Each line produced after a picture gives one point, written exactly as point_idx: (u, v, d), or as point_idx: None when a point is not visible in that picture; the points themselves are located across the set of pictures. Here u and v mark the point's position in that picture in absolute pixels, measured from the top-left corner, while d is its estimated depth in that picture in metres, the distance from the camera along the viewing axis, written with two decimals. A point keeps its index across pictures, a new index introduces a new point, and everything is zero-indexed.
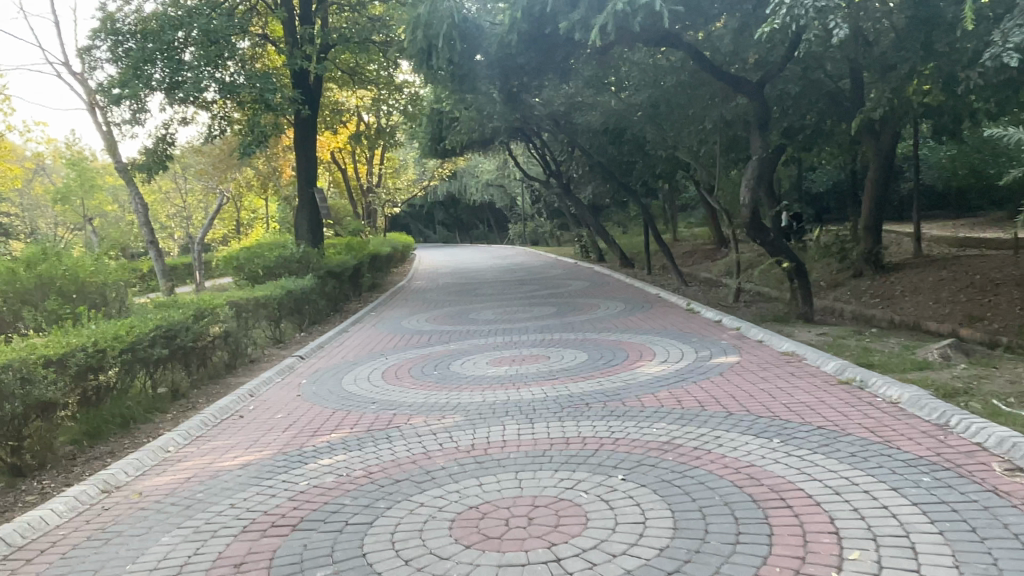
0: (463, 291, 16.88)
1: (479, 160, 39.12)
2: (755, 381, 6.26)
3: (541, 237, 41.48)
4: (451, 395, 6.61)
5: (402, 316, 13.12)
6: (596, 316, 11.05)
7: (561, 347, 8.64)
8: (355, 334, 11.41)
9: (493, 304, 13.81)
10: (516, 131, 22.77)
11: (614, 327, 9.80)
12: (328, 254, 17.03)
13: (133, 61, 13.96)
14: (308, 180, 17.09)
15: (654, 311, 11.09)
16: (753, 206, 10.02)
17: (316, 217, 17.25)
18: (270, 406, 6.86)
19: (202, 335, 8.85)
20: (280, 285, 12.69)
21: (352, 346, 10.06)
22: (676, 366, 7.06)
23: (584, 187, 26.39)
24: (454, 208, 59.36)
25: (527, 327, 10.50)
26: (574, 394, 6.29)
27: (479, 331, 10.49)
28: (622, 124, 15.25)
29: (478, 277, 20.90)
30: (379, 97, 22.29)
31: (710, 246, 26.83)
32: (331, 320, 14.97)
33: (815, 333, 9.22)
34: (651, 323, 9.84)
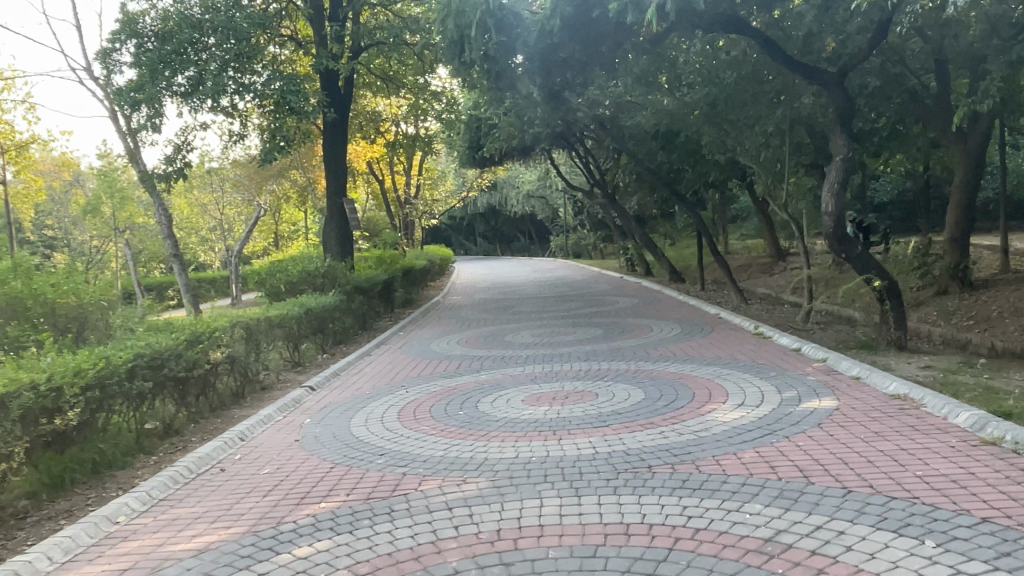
0: (502, 308, 15.60)
1: (520, 170, 37.97)
2: (868, 438, 4.83)
3: (584, 249, 40.02)
4: (477, 446, 5.33)
5: (431, 336, 11.92)
6: (650, 341, 9.64)
7: (611, 381, 7.28)
8: (379, 359, 10.22)
9: (532, 324, 12.47)
10: (558, 137, 21.57)
11: (673, 356, 8.41)
12: (358, 268, 15.97)
13: (150, 64, 13.21)
14: (337, 190, 16.05)
15: (717, 336, 9.66)
16: (838, 214, 8.54)
17: (346, 228, 16.22)
18: (259, 456, 5.69)
19: (199, 365, 7.72)
20: (300, 302, 11.63)
21: (372, 374, 8.86)
22: (757, 413, 5.67)
23: (631, 197, 25.00)
24: (494, 220, 58.25)
25: (570, 354, 9.13)
26: (633, 451, 4.95)
27: (515, 358, 9.18)
28: (675, 127, 13.95)
29: (518, 292, 19.64)
30: (416, 104, 21.34)
31: (766, 259, 25.13)
32: (358, 340, 13.86)
33: (918, 366, 7.71)
34: (716, 352, 8.41)
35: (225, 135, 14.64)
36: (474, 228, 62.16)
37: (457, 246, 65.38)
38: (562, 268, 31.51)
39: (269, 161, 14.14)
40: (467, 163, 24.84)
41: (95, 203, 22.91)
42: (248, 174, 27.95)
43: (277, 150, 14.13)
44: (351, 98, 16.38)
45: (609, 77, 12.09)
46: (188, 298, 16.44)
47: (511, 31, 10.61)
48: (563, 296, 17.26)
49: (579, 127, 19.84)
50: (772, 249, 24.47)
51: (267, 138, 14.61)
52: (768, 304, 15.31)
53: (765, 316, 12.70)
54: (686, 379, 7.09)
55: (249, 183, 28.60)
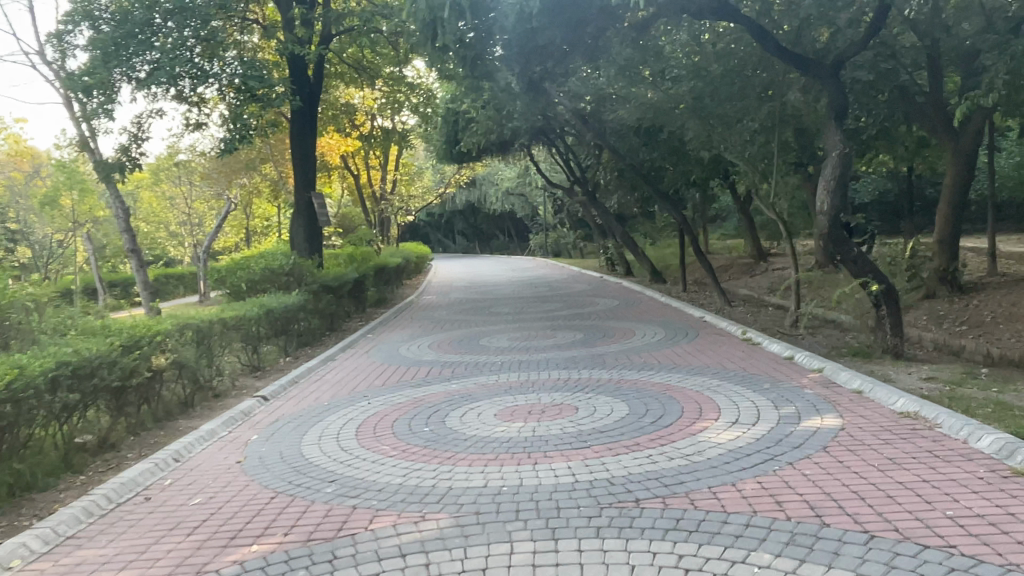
0: (478, 309, 14.96)
1: (499, 167, 37.33)
2: (884, 466, 4.27)
3: (564, 248, 39.41)
4: (440, 473, 4.69)
5: (401, 339, 11.24)
6: (632, 346, 9.04)
7: (592, 392, 6.66)
8: (344, 364, 9.50)
9: (508, 327, 11.82)
10: (538, 132, 20.95)
11: (658, 364, 7.82)
12: (327, 266, 15.23)
13: (101, 46, 12.36)
14: (305, 183, 15.28)
15: (704, 341, 9.09)
16: (834, 213, 8.00)
17: (315, 224, 15.45)
18: (194, 480, 5.00)
19: (138, 372, 6.97)
20: (260, 302, 10.90)
21: (334, 381, 8.17)
22: (754, 433, 5.09)
23: (612, 195, 24.45)
24: (474, 217, 57.41)
25: (548, 361, 8.50)
26: (618, 480, 4.33)
27: (487, 365, 8.52)
28: (659, 121, 13.39)
29: (495, 292, 19.00)
30: (390, 96, 20.58)
31: (748, 259, 24.73)
32: (324, 342, 13.12)
33: (920, 378, 7.17)
34: (704, 360, 7.82)
35: (184, 123, 13.82)
36: (453, 225, 61.31)
37: (436, 243, 64.55)
38: (540, 267, 30.92)
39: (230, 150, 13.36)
40: (444, 159, 24.12)
41: (51, 195, 21.94)
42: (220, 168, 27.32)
43: (237, 140, 13.36)
44: (319, 88, 15.62)
45: (591, 66, 11.48)
46: (146, 296, 15.63)
47: (487, 15, 9.99)
48: (541, 296, 16.65)
49: (559, 120, 19.22)
50: (754, 250, 24.03)
51: (229, 128, 13.81)
52: (753, 306, 14.82)
53: (751, 319, 12.18)
54: (674, 391, 6.49)
55: (218, 176, 27.85)
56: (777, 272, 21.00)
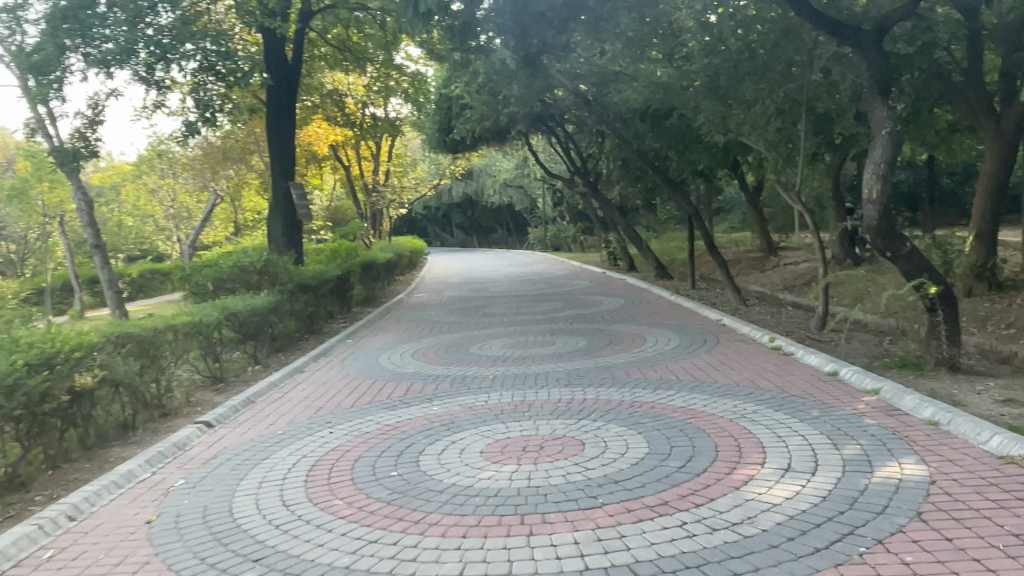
0: (472, 309, 13.73)
1: (497, 157, 36.07)
2: (1014, 552, 3.07)
3: (564, 242, 38.20)
4: (402, 550, 3.50)
5: (382, 346, 10.05)
6: (643, 357, 7.83)
7: (600, 420, 5.44)
8: (313, 377, 8.23)
9: (503, 331, 10.55)
10: (536, 118, 19.71)
11: (677, 381, 6.59)
12: (307, 263, 14.04)
13: (48, 19, 11.08)
14: (282, 172, 14.05)
15: (726, 352, 7.87)
16: (884, 203, 6.79)
17: (293, 217, 14.22)
18: (81, 554, 3.81)
19: (50, 396, 5.79)
20: (222, 303, 9.70)
21: (297, 401, 6.96)
22: (817, 487, 3.89)
23: (613, 186, 23.25)
24: (471, 210, 56.19)
25: (545, 376, 7.25)
26: (643, 570, 3.12)
27: (476, 381, 7.27)
28: (669, 103, 12.19)
29: (490, 290, 17.81)
30: (379, 80, 19.32)
31: (756, 253, 23.53)
32: (300, 347, 11.91)
33: (994, 400, 5.94)
34: (732, 376, 6.60)
35: (146, 106, 12.57)
36: (451, 219, 60.17)
37: (434, 236, 63.44)
38: (539, 261, 29.75)
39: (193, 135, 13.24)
40: (437, 149, 22.91)
41: (20, 186, 20.87)
42: (211, 158, 26.54)
43: (200, 125, 13.04)
44: (298, 68, 14.41)
45: (594, 39, 10.24)
46: (112, 296, 14.46)
47: None
48: (539, 295, 15.47)
49: (559, 105, 18.01)
50: (764, 243, 22.81)
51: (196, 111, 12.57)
52: (770, 305, 13.63)
53: (772, 322, 10.96)
54: (701, 421, 5.27)
55: (204, 166, 27.02)
56: (789, 268, 19.78)
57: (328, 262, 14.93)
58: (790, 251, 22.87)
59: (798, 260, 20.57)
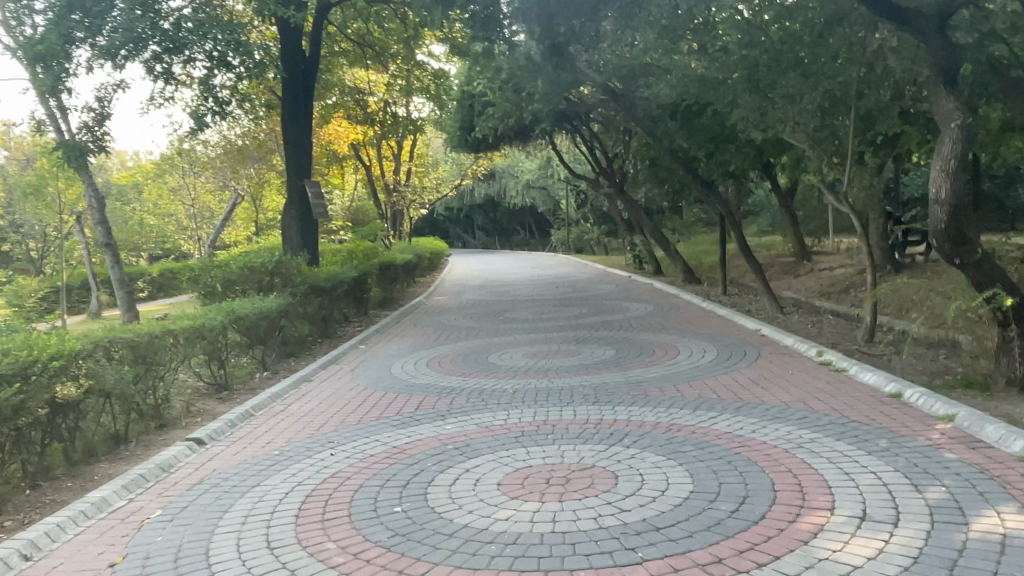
0: (493, 314, 13.08)
1: (520, 158, 35.48)
2: None
3: (587, 244, 37.49)
4: None
5: (396, 353, 9.47)
6: (678, 371, 7.14)
7: (635, 448, 4.78)
8: (320, 387, 7.62)
9: (525, 339, 9.89)
10: (561, 115, 19.07)
11: (718, 400, 5.92)
12: (322, 264, 13.52)
13: (54, 6, 10.67)
14: (298, 170, 13.54)
15: (769, 366, 7.16)
16: (957, 204, 6.09)
17: (309, 216, 13.70)
18: None
19: (24, 410, 5.26)
20: (229, 306, 9.17)
21: (299, 415, 6.37)
22: (906, 546, 3.20)
23: (639, 187, 22.54)
24: (493, 211, 55.68)
25: (571, 391, 6.60)
26: None
27: (494, 396, 6.62)
28: (705, 97, 11.48)
29: (511, 293, 17.18)
30: (399, 76, 18.80)
31: (788, 258, 22.66)
32: (312, 352, 11.39)
33: None
34: (781, 396, 5.90)
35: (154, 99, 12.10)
36: (472, 220, 59.70)
37: (455, 237, 63.03)
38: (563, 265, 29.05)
39: (200, 127, 12.73)
40: (459, 148, 22.31)
41: (37, 183, 20.66)
42: (231, 156, 26.20)
43: (209, 116, 12.54)
44: (316, 62, 13.94)
45: (625, 24, 9.57)
46: (123, 296, 14.05)
47: None
48: (562, 299, 14.81)
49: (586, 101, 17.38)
50: (796, 248, 21.94)
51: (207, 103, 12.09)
52: (809, 314, 12.85)
53: (813, 332, 10.21)
54: (752, 451, 4.60)
55: (224, 163, 26.70)
56: (824, 275, 18.92)
57: (344, 263, 14.42)
58: (824, 256, 21.99)
59: (833, 266, 19.71)
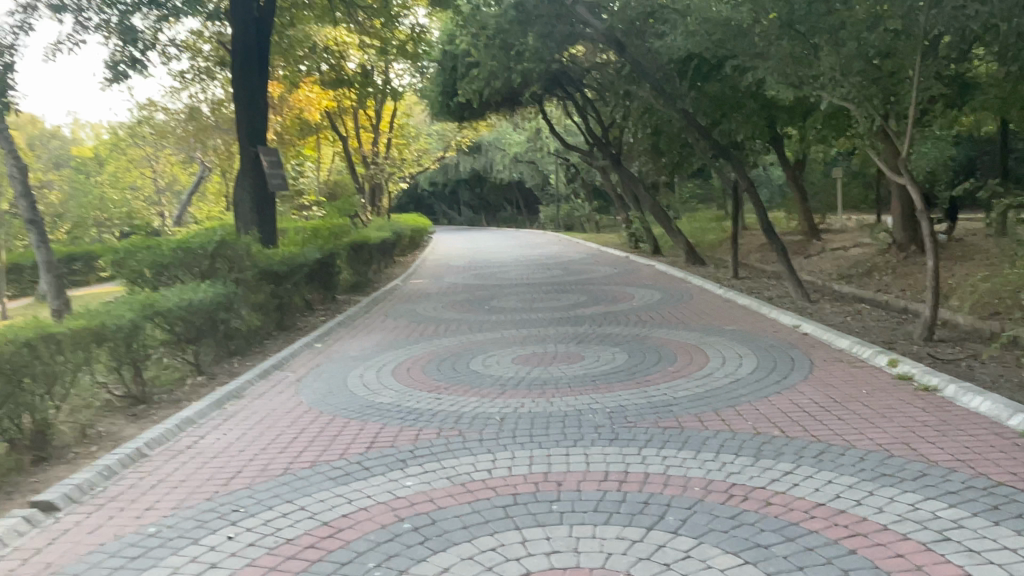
0: (479, 302, 11.33)
1: (507, 129, 33.60)
2: None
3: (577, 222, 35.81)
4: None
5: (359, 354, 7.78)
6: (715, 390, 5.47)
7: (689, 539, 3.12)
8: (252, 407, 5.82)
9: (514, 338, 8.17)
10: (553, 75, 17.21)
11: (786, 440, 4.26)
12: (281, 247, 11.75)
13: None
14: (250, 135, 11.65)
15: (833, 383, 5.52)
16: None
17: (264, 189, 11.87)
18: None
19: None
20: (148, 298, 7.43)
21: (211, 456, 4.67)
22: None
23: (637, 159, 20.80)
24: (479, 186, 53.82)
25: (579, 420, 4.93)
26: None
27: (476, 427, 4.90)
28: (730, 47, 9.72)
29: (498, 276, 15.50)
30: (374, 32, 16.82)
31: (795, 237, 21.11)
32: (263, 349, 9.67)
33: None
34: (875, 437, 4.24)
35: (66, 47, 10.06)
36: (458, 196, 57.83)
37: (440, 213, 61.18)
38: (553, 243, 27.35)
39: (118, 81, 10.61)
40: (440, 116, 20.40)
41: None
42: (195, 126, 24.20)
43: (127, 67, 10.40)
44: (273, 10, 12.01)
45: None
46: (50, 280, 12.24)
47: None
48: (554, 284, 13.12)
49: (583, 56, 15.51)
50: (805, 225, 20.36)
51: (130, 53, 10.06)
52: (839, 302, 11.24)
53: (857, 328, 8.59)
54: (872, 548, 2.96)
55: (189, 133, 24.69)
56: (839, 256, 17.36)
57: (307, 242, 12.63)
58: (834, 234, 20.43)
59: (847, 245, 18.15)
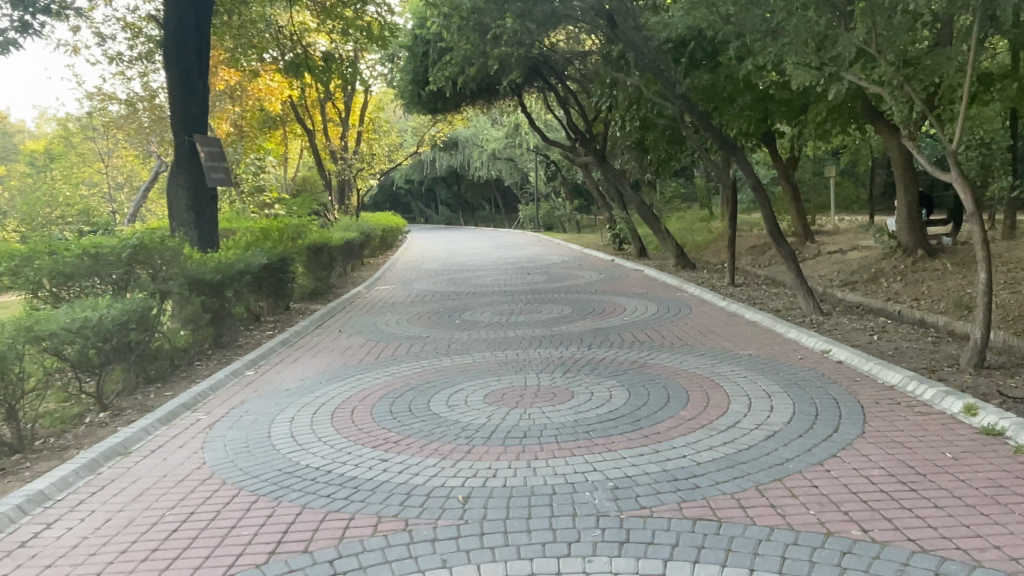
0: (449, 315, 9.91)
1: (485, 124, 32.24)
2: None
3: (557, 221, 34.51)
4: None
5: (296, 385, 6.35)
6: (750, 452, 4.11)
7: None
8: (134, 474, 4.37)
9: (487, 364, 6.78)
10: (533, 62, 15.83)
11: (874, 550, 2.93)
12: (223, 251, 10.30)
13: None
14: (185, 122, 10.12)
15: (899, 441, 4.22)
16: None
17: (202, 185, 10.37)
18: None
19: None
20: (26, 319, 5.98)
21: (44, 570, 3.25)
22: None
23: (621, 155, 19.54)
24: (457, 184, 52.37)
25: (572, 501, 3.57)
26: None
27: (429, 515, 3.51)
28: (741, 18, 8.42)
29: (471, 282, 14.11)
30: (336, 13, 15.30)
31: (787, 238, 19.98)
32: (191, 372, 8.23)
33: None
34: (1002, 545, 2.93)
35: None
36: (435, 194, 56.27)
37: (417, 212, 59.64)
38: (532, 244, 25.99)
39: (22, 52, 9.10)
40: (412, 107, 18.94)
41: None
42: (148, 117, 22.47)
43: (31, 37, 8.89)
44: None
45: None
46: None
47: None
48: (534, 292, 11.78)
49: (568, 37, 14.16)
50: (799, 227, 19.21)
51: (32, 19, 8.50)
52: (853, 314, 10.03)
53: (889, 350, 7.35)
54: None
55: (143, 125, 22.99)
56: (837, 260, 16.21)
57: (252, 245, 11.14)
58: (829, 236, 19.33)
59: (846, 248, 16.99)
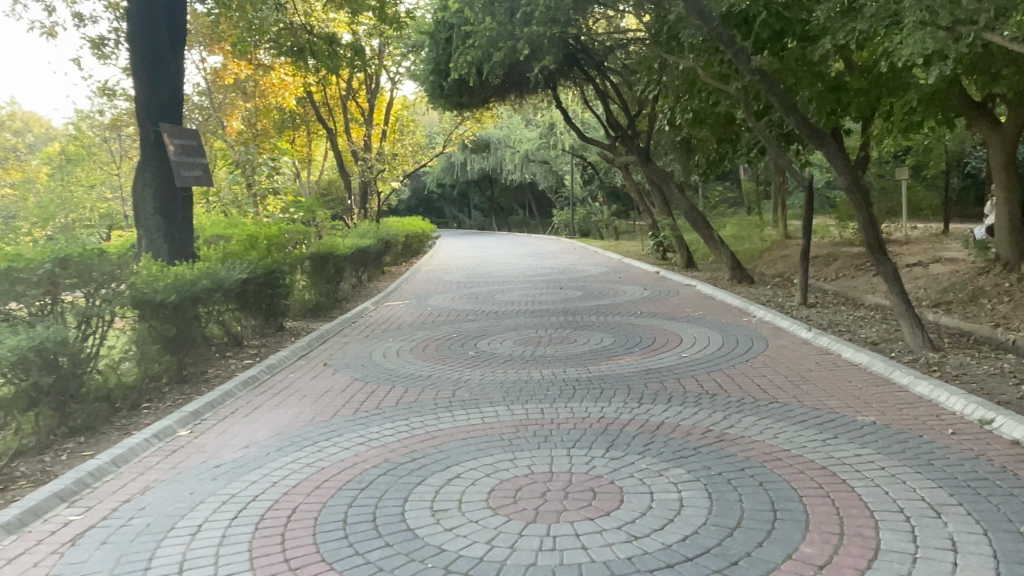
0: (462, 344, 8.06)
1: (519, 124, 30.47)
2: None
3: (593, 227, 32.58)
4: None
5: (233, 459, 4.53)
6: None
7: None
8: None
9: (501, 428, 4.92)
10: (569, 46, 13.92)
11: None
12: (198, 263, 8.63)
13: None
14: (151, 110, 8.49)
15: None
16: None
17: (171, 185, 8.72)
18: None
19: None
20: None
21: None
22: None
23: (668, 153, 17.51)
24: (490, 189, 50.66)
25: None
26: None
27: None
28: None
29: (496, 297, 12.26)
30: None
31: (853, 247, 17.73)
32: (133, 419, 6.51)
33: None
34: None
35: None
36: (468, 198, 54.62)
37: (451, 217, 58.17)
38: (568, 252, 24.01)
39: None
40: (436, 102, 17.24)
41: None
42: None
43: None
44: None
45: None
46: None
47: None
48: (569, 314, 9.87)
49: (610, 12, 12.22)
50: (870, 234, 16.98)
51: None
52: (971, 349, 7.95)
53: None
54: None
55: None
56: (919, 273, 14.02)
57: (233, 255, 9.48)
58: (903, 246, 17.09)
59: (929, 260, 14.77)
